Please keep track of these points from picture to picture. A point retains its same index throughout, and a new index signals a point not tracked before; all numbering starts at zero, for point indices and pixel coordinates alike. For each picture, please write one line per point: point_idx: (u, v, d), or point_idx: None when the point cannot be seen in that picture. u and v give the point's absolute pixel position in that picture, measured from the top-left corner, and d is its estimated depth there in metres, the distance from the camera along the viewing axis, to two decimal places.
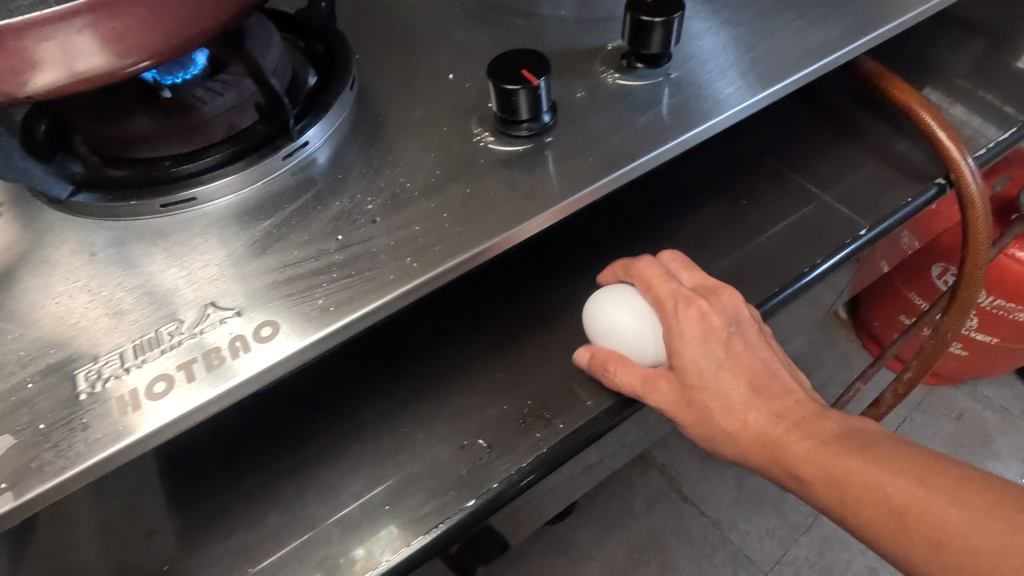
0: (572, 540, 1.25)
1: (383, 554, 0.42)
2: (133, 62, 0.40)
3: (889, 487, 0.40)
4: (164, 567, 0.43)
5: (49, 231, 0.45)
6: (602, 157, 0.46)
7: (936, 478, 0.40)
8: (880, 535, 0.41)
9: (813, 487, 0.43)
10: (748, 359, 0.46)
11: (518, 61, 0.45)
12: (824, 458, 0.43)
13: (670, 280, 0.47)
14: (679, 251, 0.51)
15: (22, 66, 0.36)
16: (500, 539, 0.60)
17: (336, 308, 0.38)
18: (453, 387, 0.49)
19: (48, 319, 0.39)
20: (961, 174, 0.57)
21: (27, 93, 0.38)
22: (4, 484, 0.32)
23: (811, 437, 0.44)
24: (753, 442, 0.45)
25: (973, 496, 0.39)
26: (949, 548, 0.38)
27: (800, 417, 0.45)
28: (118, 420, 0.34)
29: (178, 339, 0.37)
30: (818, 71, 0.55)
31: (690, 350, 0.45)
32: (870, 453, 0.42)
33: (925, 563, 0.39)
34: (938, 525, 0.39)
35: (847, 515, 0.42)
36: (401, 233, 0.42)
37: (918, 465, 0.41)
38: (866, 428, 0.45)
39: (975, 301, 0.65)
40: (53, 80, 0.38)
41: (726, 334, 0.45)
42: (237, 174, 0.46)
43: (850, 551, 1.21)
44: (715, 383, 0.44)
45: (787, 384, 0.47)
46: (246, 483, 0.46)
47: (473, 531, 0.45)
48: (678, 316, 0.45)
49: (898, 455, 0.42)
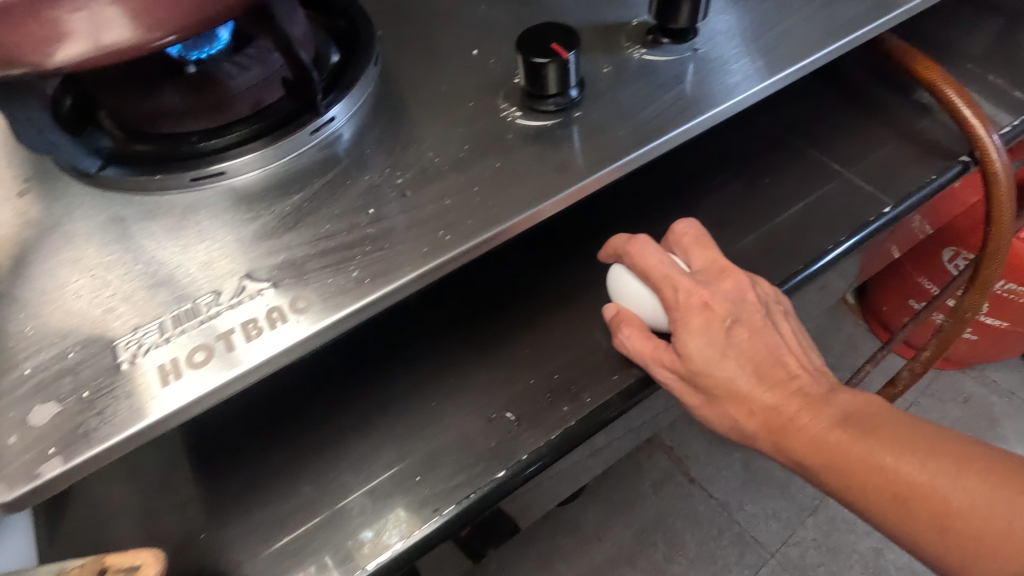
0: (580, 521, 1.27)
1: (390, 538, 0.43)
2: (160, 36, 0.39)
3: (892, 470, 0.39)
4: (200, 535, 0.44)
5: (80, 204, 0.46)
6: (631, 132, 0.46)
7: (940, 460, 0.38)
8: (881, 516, 0.40)
9: (816, 471, 0.42)
10: (755, 345, 0.44)
11: (547, 35, 0.45)
12: (826, 442, 0.41)
13: (669, 267, 0.45)
14: (694, 223, 0.48)
15: (50, 36, 0.36)
16: (509, 524, 0.60)
17: (371, 280, 0.38)
18: (479, 362, 0.49)
19: (84, 290, 0.40)
20: (986, 151, 0.57)
21: (52, 66, 0.37)
22: (54, 448, 0.33)
23: (814, 420, 0.42)
24: (758, 428, 0.44)
25: (978, 477, 0.37)
26: (948, 530, 0.37)
27: (804, 402, 0.43)
28: (160, 388, 0.35)
29: (216, 310, 0.38)
30: (844, 47, 0.54)
31: (693, 341, 0.43)
32: (874, 435, 0.40)
33: (925, 544, 0.39)
34: (939, 505, 0.38)
35: (849, 497, 0.41)
36: (431, 207, 0.42)
37: (923, 445, 0.39)
38: (872, 407, 0.43)
39: (995, 279, 0.65)
40: (80, 53, 0.37)
41: (728, 323, 0.44)
42: (266, 148, 0.46)
43: (856, 533, 1.22)
44: (720, 371, 0.43)
45: (792, 368, 0.45)
46: (276, 455, 0.47)
47: (484, 514, 0.45)
48: (679, 305, 0.44)
49: (904, 437, 0.40)
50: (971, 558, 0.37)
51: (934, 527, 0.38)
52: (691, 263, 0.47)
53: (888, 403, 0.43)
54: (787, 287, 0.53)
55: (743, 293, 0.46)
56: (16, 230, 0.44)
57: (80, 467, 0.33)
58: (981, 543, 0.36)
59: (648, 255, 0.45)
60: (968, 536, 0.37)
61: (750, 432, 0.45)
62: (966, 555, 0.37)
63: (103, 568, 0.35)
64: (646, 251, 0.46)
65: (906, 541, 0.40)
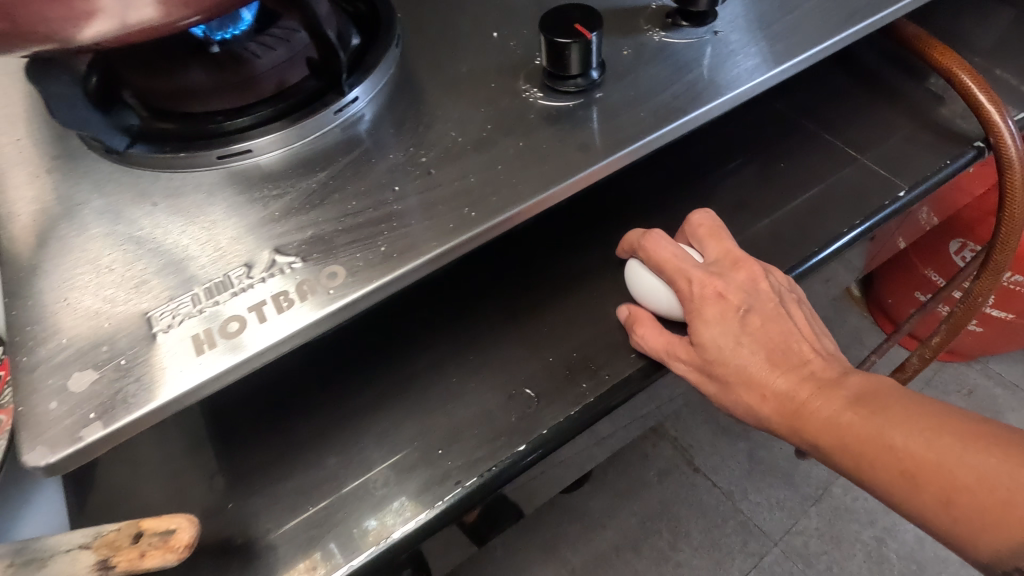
0: (585, 509, 1.28)
1: (395, 524, 0.43)
2: (185, 16, 0.38)
3: (901, 448, 0.39)
4: (228, 505, 0.45)
5: (109, 180, 0.46)
6: (652, 112, 0.47)
7: (946, 436, 0.39)
8: (891, 495, 0.40)
9: (826, 453, 0.43)
10: (769, 333, 0.45)
11: (569, 16, 0.46)
12: (835, 424, 0.42)
13: (683, 260, 0.46)
14: (708, 215, 0.49)
15: (76, 14, 0.35)
16: (516, 509, 0.61)
17: (399, 254, 0.39)
18: (499, 340, 0.50)
19: (117, 263, 0.41)
20: (1000, 136, 0.58)
21: (76, 43, 0.37)
22: (94, 413, 0.34)
23: (824, 403, 0.43)
24: (771, 413, 0.44)
25: (983, 450, 0.37)
26: (956, 505, 0.37)
27: (815, 385, 0.44)
28: (196, 357, 0.36)
29: (248, 283, 0.38)
30: (861, 31, 0.55)
31: (707, 331, 0.44)
32: (882, 415, 0.41)
33: (935, 521, 0.39)
34: (946, 481, 0.38)
35: (860, 478, 0.42)
36: (456, 184, 0.43)
37: (930, 422, 0.40)
38: (880, 387, 0.43)
39: (1007, 265, 0.66)
40: (105, 31, 0.37)
41: (742, 312, 0.44)
42: (292, 126, 0.46)
43: (858, 522, 1.23)
44: (734, 359, 0.44)
45: (803, 354, 0.45)
46: (300, 429, 0.48)
47: (490, 498, 0.46)
48: (693, 297, 0.45)
49: (911, 415, 0.40)
50: (979, 532, 0.37)
51: (942, 503, 0.38)
52: (705, 254, 0.48)
53: (897, 384, 0.43)
54: (803, 269, 0.54)
55: (757, 281, 0.47)
56: (47, 206, 0.45)
57: (121, 432, 0.34)
58: (987, 515, 0.36)
59: (662, 249, 0.46)
60: (973, 509, 0.37)
61: (764, 419, 0.45)
62: (975, 529, 0.37)
63: (139, 531, 0.36)
64: (659, 245, 0.47)
65: (916, 519, 0.40)
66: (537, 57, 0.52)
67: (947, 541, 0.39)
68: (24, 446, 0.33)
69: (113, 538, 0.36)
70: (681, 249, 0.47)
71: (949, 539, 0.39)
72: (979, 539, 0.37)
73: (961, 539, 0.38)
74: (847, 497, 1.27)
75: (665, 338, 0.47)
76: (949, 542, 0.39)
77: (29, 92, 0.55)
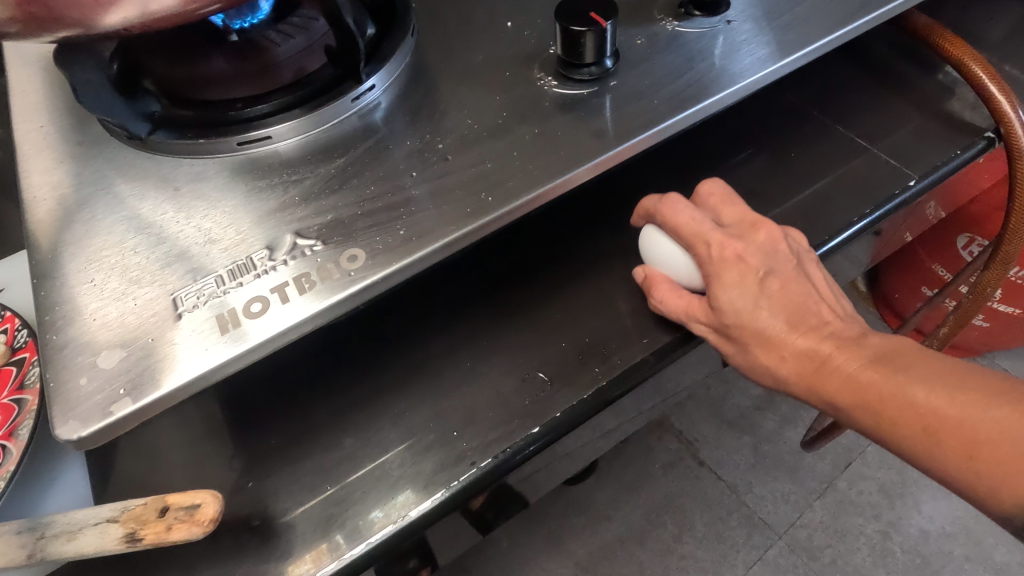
0: (591, 500, 1.29)
1: (400, 514, 0.44)
2: (204, 6, 0.39)
3: (923, 404, 0.40)
4: (247, 484, 0.46)
5: (131, 166, 0.47)
6: (666, 100, 0.47)
7: (968, 393, 0.39)
8: (910, 450, 0.41)
9: (846, 411, 0.43)
10: (787, 296, 0.45)
11: (584, 5, 0.46)
12: (857, 381, 0.42)
13: (701, 224, 0.47)
14: (719, 184, 0.50)
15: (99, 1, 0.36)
16: (524, 497, 0.62)
17: (418, 238, 0.40)
18: (513, 325, 0.51)
19: (142, 246, 0.42)
20: (1011, 127, 0.58)
21: (97, 28, 0.37)
22: (123, 389, 0.35)
23: (846, 361, 0.43)
24: (792, 375, 0.45)
25: (1006, 405, 0.38)
26: (977, 458, 0.38)
27: (836, 345, 0.44)
28: (221, 336, 0.36)
29: (271, 265, 0.39)
30: (873, 21, 0.55)
31: (726, 292, 0.45)
32: (904, 373, 0.41)
33: (955, 475, 0.39)
34: (967, 434, 0.38)
35: (880, 436, 0.42)
36: (473, 170, 0.43)
37: (952, 380, 0.40)
38: (904, 348, 0.44)
39: (1016, 255, 0.66)
40: (125, 18, 0.37)
41: (760, 274, 0.45)
42: (310, 113, 0.47)
43: (863, 516, 1.24)
44: (754, 321, 0.45)
45: (824, 316, 0.46)
46: (318, 410, 0.48)
47: (497, 483, 0.46)
48: (712, 260, 0.46)
49: (934, 374, 0.41)
50: (999, 485, 0.37)
51: (962, 457, 0.38)
52: (721, 221, 0.49)
53: (920, 345, 0.44)
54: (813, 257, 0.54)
55: (776, 244, 0.47)
56: (71, 190, 0.46)
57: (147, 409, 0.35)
58: (1007, 468, 0.36)
59: (679, 214, 0.47)
60: (993, 462, 0.37)
61: (784, 380, 0.46)
62: (995, 482, 0.37)
63: (164, 506, 0.37)
64: (677, 209, 0.48)
65: (936, 475, 0.40)
66: (551, 46, 0.52)
67: (966, 497, 0.39)
68: (56, 420, 0.34)
69: (139, 512, 0.37)
70: (696, 213, 0.48)
71: (969, 494, 0.39)
72: (999, 493, 0.37)
73: (980, 494, 0.38)
74: (852, 491, 1.27)
75: (682, 302, 0.47)
76: (967, 498, 0.39)
77: (52, 80, 0.56)
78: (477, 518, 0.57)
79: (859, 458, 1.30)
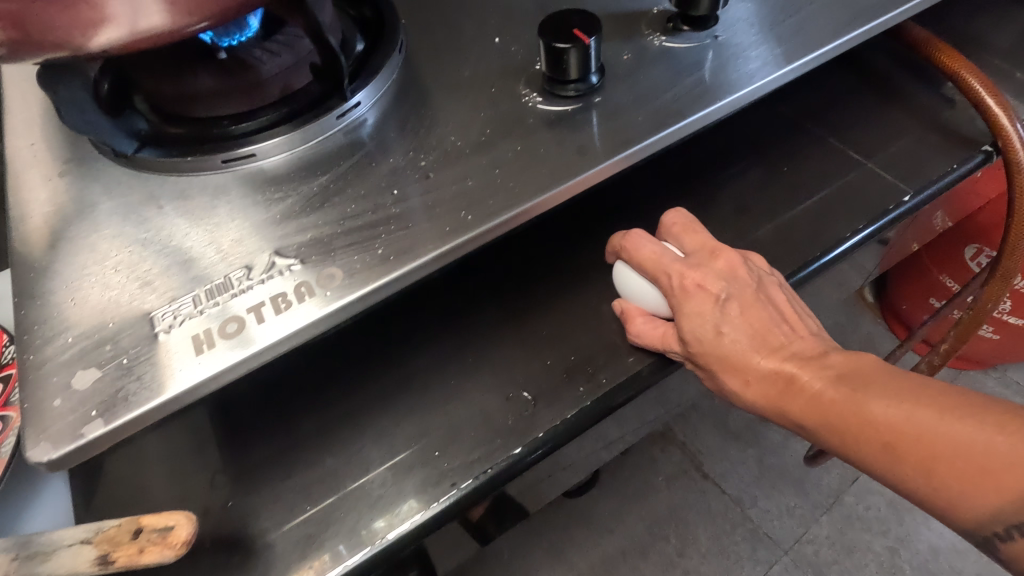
0: (593, 513, 1.27)
1: (401, 518, 0.44)
2: (192, 23, 0.38)
3: (882, 418, 0.39)
4: (228, 503, 0.45)
5: (116, 184, 0.47)
6: (651, 116, 0.47)
7: (925, 407, 0.38)
8: (874, 467, 0.39)
9: (814, 432, 0.42)
10: (749, 321, 0.45)
11: (568, 20, 0.46)
12: (818, 403, 0.41)
13: (664, 256, 0.46)
14: (681, 212, 0.49)
15: (87, 22, 0.36)
16: (523, 508, 0.61)
17: (396, 257, 0.39)
18: (499, 343, 0.50)
19: (121, 265, 0.42)
20: (1010, 141, 0.57)
21: (88, 51, 0.37)
22: (95, 410, 0.35)
23: (804, 382, 0.42)
24: (759, 397, 0.44)
25: (964, 418, 0.37)
26: (939, 473, 0.36)
27: (800, 363, 0.43)
28: (196, 356, 0.36)
29: (247, 285, 0.39)
30: (867, 34, 0.54)
31: (687, 324, 0.44)
32: (863, 389, 0.40)
33: (922, 492, 0.38)
34: (925, 450, 0.37)
35: (848, 455, 0.41)
36: (454, 187, 0.43)
37: (912, 394, 0.39)
38: (866, 364, 0.43)
39: (1018, 271, 0.65)
40: (114, 38, 0.37)
41: (720, 300, 0.44)
42: (295, 130, 0.47)
43: (871, 532, 1.21)
44: (715, 348, 0.44)
45: (787, 336, 0.45)
46: (302, 428, 0.48)
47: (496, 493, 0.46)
48: (675, 292, 0.45)
49: (895, 387, 0.40)
50: (961, 498, 0.36)
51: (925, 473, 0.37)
52: (682, 248, 0.48)
53: (879, 361, 0.43)
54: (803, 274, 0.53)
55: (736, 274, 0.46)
56: (57, 208, 0.46)
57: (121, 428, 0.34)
58: (971, 480, 0.35)
59: (642, 248, 0.47)
60: (957, 475, 0.36)
61: (752, 402, 0.45)
62: (956, 497, 0.36)
63: (138, 528, 0.37)
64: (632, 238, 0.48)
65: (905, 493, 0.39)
66: (538, 61, 0.52)
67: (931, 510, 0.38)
68: (28, 442, 0.34)
69: (113, 534, 0.37)
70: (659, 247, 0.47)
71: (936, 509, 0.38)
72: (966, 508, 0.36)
73: (949, 510, 0.37)
74: (859, 506, 1.25)
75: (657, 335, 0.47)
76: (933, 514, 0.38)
77: (44, 100, 0.57)
78: (476, 529, 0.56)
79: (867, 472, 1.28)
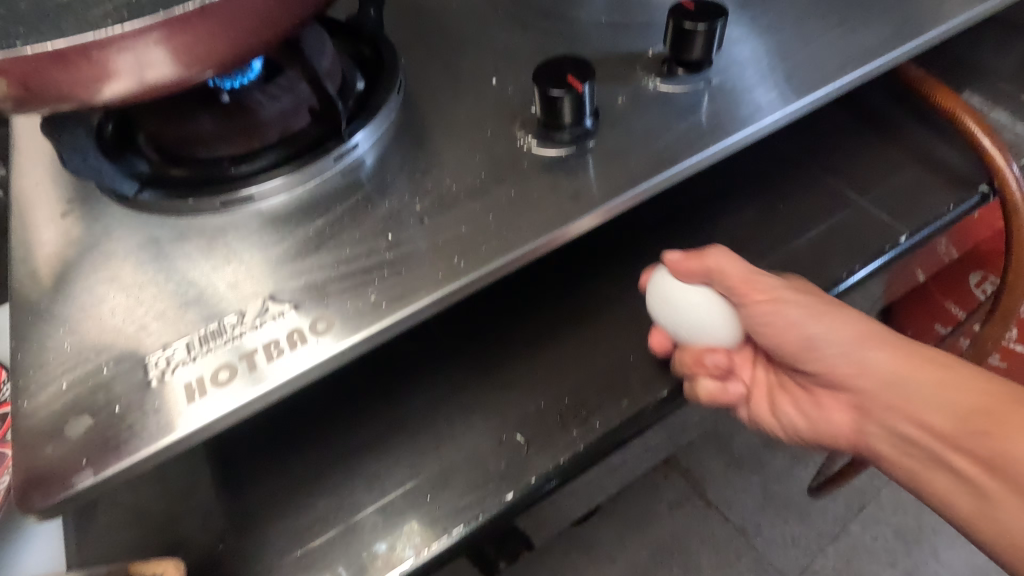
0: (594, 540, 1.25)
1: (406, 549, 0.44)
2: (194, 74, 0.39)
3: (955, 394, 0.44)
4: (218, 546, 0.45)
5: (116, 225, 0.48)
6: (645, 161, 0.47)
7: (992, 399, 0.42)
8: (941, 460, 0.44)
9: (911, 386, 0.45)
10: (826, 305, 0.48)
11: (562, 67, 0.46)
12: (883, 361, 0.47)
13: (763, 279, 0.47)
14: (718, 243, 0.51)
15: (91, 78, 0.36)
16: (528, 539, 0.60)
17: (388, 304, 0.40)
18: (494, 383, 0.50)
19: (117, 308, 0.42)
20: (1006, 183, 0.57)
21: (89, 103, 0.38)
22: (85, 458, 0.35)
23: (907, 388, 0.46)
24: (908, 360, 0.46)
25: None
26: (1000, 461, 0.41)
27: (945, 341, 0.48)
28: (187, 403, 0.37)
29: (240, 331, 0.39)
30: (862, 77, 0.54)
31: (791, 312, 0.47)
32: (942, 368, 0.45)
33: (974, 474, 0.43)
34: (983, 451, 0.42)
35: (907, 417, 0.46)
36: (448, 233, 0.43)
37: (978, 384, 0.43)
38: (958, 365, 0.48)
39: (1017, 310, 0.64)
40: (116, 91, 0.37)
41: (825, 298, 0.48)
42: (293, 173, 0.48)
43: (877, 563, 1.19)
44: (812, 324, 0.47)
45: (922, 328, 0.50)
46: (295, 468, 0.48)
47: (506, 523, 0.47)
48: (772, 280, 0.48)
49: (965, 374, 0.44)
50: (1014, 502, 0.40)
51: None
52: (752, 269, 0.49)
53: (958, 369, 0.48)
54: None
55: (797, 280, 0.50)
56: (58, 249, 0.47)
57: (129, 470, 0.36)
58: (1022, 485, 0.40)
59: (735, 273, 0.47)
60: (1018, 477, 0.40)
61: (888, 371, 0.46)
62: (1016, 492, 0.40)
63: None
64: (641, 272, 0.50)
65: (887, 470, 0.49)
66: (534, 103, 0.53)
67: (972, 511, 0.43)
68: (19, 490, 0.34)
69: None
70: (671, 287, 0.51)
71: (968, 482, 0.43)
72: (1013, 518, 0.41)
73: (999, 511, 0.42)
74: (865, 536, 1.22)
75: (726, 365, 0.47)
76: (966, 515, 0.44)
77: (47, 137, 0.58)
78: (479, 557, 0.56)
79: (873, 501, 1.26)
